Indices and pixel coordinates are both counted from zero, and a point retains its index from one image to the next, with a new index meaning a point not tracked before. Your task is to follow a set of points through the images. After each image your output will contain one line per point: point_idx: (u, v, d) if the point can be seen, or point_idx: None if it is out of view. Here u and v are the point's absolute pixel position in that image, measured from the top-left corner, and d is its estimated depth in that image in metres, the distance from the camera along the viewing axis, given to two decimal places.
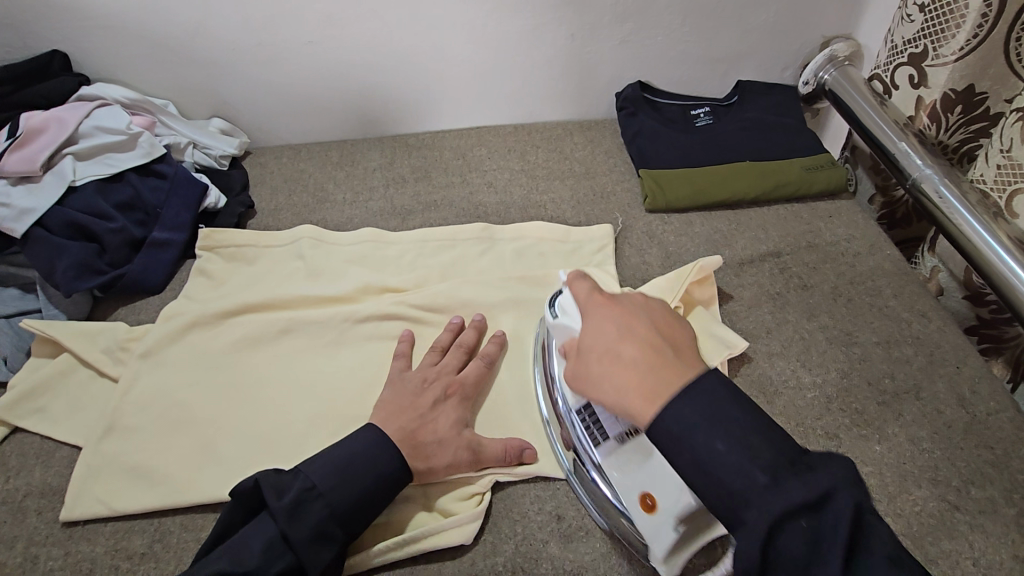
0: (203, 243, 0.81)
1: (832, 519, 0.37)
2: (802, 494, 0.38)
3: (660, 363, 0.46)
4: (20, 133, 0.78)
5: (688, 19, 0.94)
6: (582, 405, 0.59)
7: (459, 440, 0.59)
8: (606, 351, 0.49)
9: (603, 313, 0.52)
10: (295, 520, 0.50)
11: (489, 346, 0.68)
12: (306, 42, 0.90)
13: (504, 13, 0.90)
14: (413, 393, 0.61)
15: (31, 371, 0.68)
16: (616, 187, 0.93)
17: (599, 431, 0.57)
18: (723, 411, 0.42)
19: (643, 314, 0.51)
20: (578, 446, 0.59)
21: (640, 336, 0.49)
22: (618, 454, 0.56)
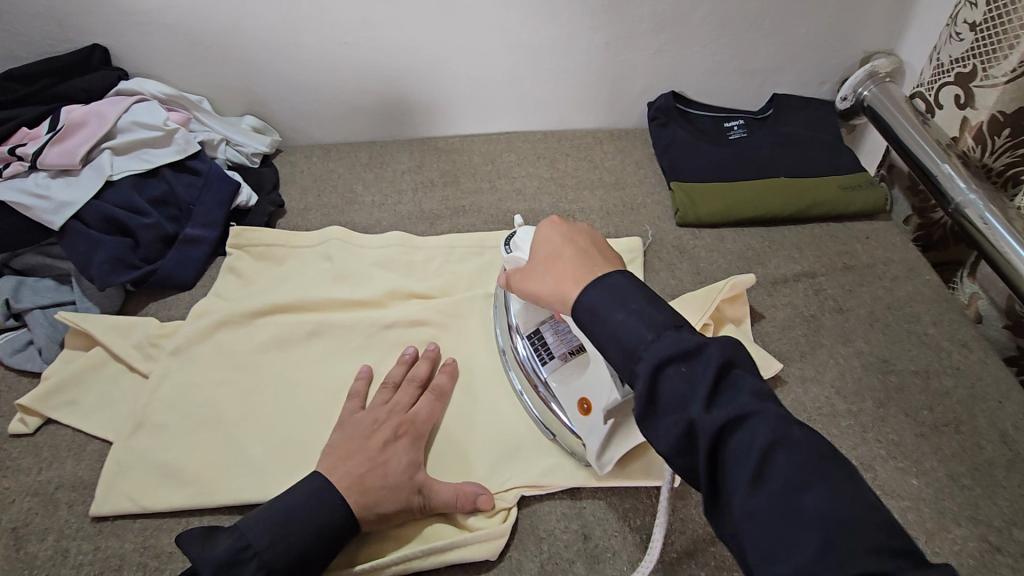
0: (234, 241, 0.82)
1: (704, 361, 0.40)
2: (683, 343, 0.41)
3: (589, 262, 0.50)
4: (61, 126, 0.79)
5: (726, 30, 0.93)
6: (533, 331, 0.65)
7: (409, 484, 0.56)
8: (546, 257, 0.53)
9: (550, 224, 0.56)
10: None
11: (441, 377, 0.66)
12: (342, 42, 0.90)
13: (540, 20, 0.89)
14: (362, 434, 0.59)
15: (64, 363, 0.69)
16: (647, 199, 0.92)
17: (546, 353, 0.64)
18: (639, 289, 0.45)
19: (583, 227, 0.55)
20: (527, 370, 0.65)
21: (579, 243, 0.53)
22: (561, 370, 0.63)
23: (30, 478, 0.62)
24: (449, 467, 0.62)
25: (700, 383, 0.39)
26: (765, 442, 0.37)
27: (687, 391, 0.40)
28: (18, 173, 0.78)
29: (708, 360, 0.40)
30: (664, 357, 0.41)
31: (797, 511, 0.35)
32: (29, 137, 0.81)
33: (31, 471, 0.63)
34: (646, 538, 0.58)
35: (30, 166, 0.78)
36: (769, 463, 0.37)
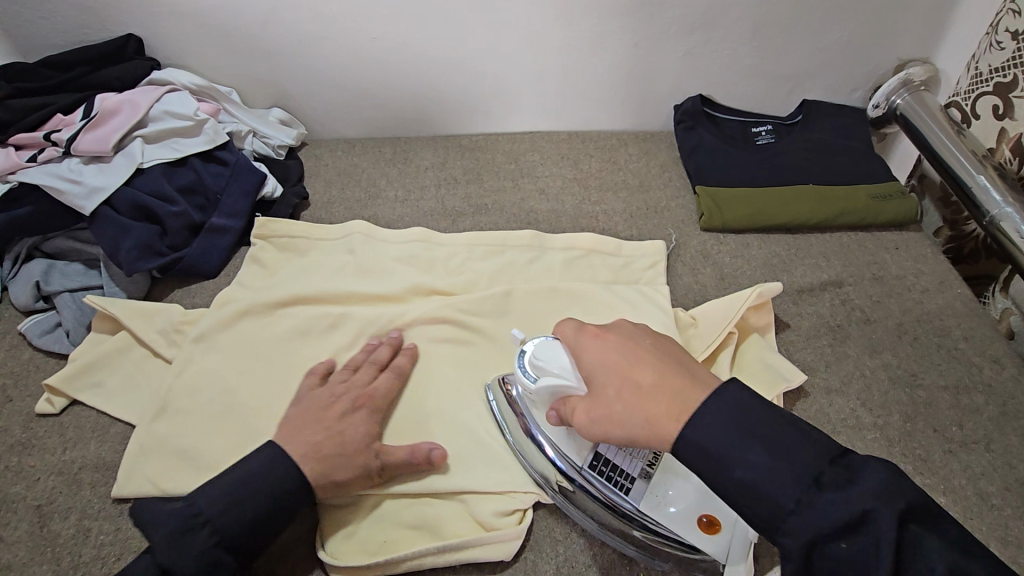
0: (259, 231, 0.82)
1: (874, 539, 0.37)
2: (841, 512, 0.38)
3: (678, 384, 0.46)
4: (95, 114, 0.81)
5: (758, 34, 0.92)
6: (593, 458, 0.57)
7: (367, 450, 0.58)
8: (617, 386, 0.49)
9: (601, 344, 0.52)
10: (177, 551, 0.50)
11: (401, 358, 0.68)
12: (371, 37, 0.90)
13: (570, 20, 0.89)
14: (320, 407, 0.61)
15: (91, 347, 0.71)
16: (671, 202, 0.91)
17: (622, 478, 0.57)
18: (747, 422, 0.42)
19: (638, 339, 0.52)
20: (606, 501, 0.56)
21: (649, 361, 0.49)
22: (651, 492, 0.56)
23: (55, 458, 0.63)
24: (469, 464, 0.61)
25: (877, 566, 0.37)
26: None
27: (866, 567, 0.37)
28: (52, 158, 0.79)
29: (879, 535, 0.37)
30: (816, 535, 0.39)
31: None
32: (63, 124, 0.83)
33: (56, 451, 0.64)
34: None
35: (64, 152, 0.80)
36: None
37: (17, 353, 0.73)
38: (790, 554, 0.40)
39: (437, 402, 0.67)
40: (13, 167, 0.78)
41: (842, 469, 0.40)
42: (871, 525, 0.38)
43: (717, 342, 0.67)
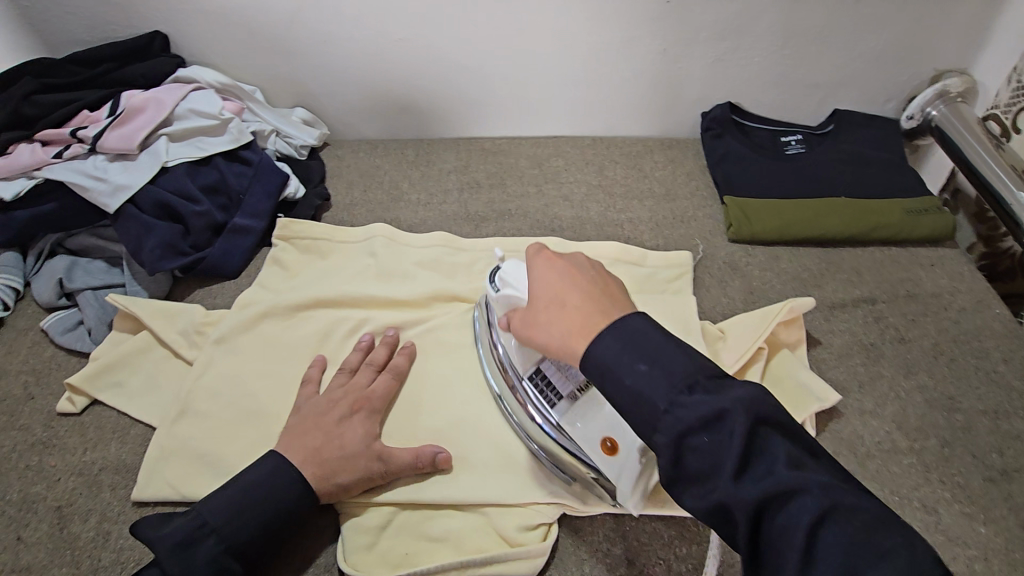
0: (280, 232, 0.82)
1: (727, 433, 0.37)
2: (703, 410, 0.38)
3: (599, 308, 0.46)
4: (121, 111, 0.81)
5: (790, 41, 0.89)
6: (533, 371, 0.60)
7: (367, 452, 0.58)
8: (548, 301, 0.49)
9: (543, 261, 0.52)
10: (184, 565, 0.49)
11: (398, 358, 0.67)
12: (397, 38, 0.90)
13: (599, 23, 0.87)
14: (318, 413, 0.60)
15: (113, 346, 0.70)
16: (697, 212, 0.90)
17: (552, 394, 0.59)
18: (652, 345, 0.42)
19: (585, 265, 0.51)
20: (532, 411, 0.60)
21: (582, 284, 0.48)
22: (573, 410, 0.58)
23: (75, 458, 0.63)
24: (492, 474, 0.60)
25: (727, 457, 0.37)
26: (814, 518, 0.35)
27: (717, 463, 0.37)
28: (77, 155, 0.79)
29: (731, 430, 0.37)
30: (685, 428, 0.38)
31: None
32: (89, 120, 0.83)
33: (77, 452, 0.63)
34: (691, 568, 0.56)
35: (89, 149, 0.79)
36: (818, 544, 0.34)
37: (39, 350, 0.72)
38: (660, 451, 0.39)
39: (460, 411, 0.65)
40: (39, 163, 0.78)
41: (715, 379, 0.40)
42: (727, 421, 0.37)
43: (747, 357, 0.65)
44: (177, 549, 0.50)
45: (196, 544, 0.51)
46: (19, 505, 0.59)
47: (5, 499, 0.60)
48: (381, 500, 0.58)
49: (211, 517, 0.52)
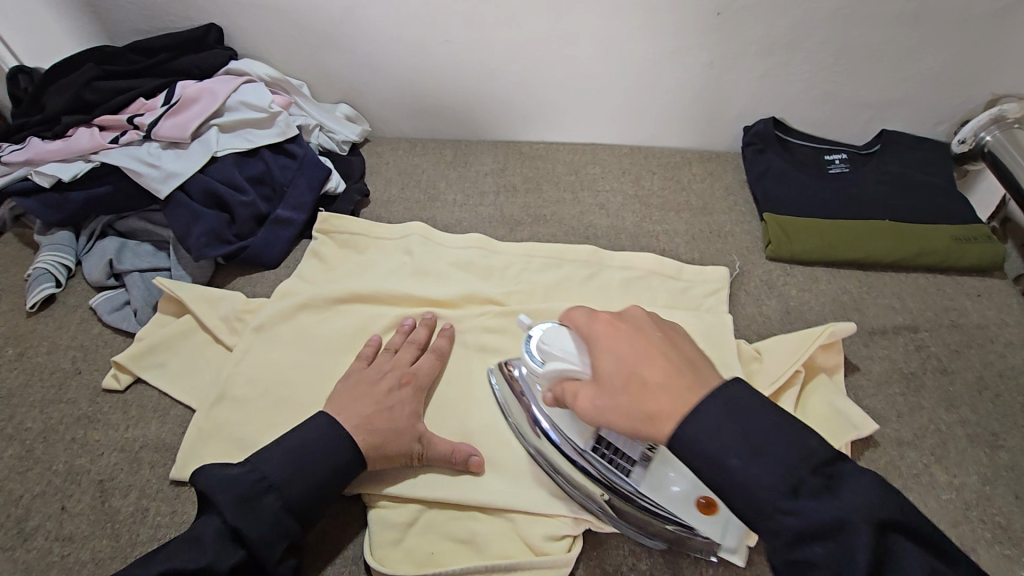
0: (321, 226, 0.83)
1: (848, 546, 0.37)
2: (819, 518, 0.38)
3: (686, 386, 0.44)
4: (177, 100, 0.83)
5: (842, 59, 0.88)
6: (595, 441, 0.57)
7: (411, 432, 0.60)
8: (624, 376, 0.47)
9: (609, 335, 0.50)
10: (251, 518, 0.50)
11: (439, 339, 0.70)
12: (443, 41, 0.90)
13: (646, 33, 0.86)
14: (369, 382, 0.63)
15: (157, 327, 0.73)
16: (735, 227, 0.89)
17: (622, 460, 0.57)
18: (746, 411, 0.42)
19: (648, 330, 0.50)
20: (604, 482, 0.56)
21: (658, 357, 0.47)
22: (651, 477, 0.56)
23: (118, 434, 0.65)
24: (520, 480, 0.60)
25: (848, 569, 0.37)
26: None
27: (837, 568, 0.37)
28: (133, 141, 0.82)
29: (851, 543, 0.37)
30: (797, 534, 0.38)
31: None
32: (144, 108, 0.85)
33: (120, 428, 0.66)
34: None
35: (144, 136, 0.82)
36: None
37: (87, 327, 0.75)
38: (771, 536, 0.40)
39: (489, 415, 0.66)
40: (97, 147, 0.81)
41: (826, 477, 0.39)
42: (847, 534, 0.37)
43: (781, 381, 0.65)
44: (240, 503, 0.50)
45: (256, 498, 0.51)
46: (65, 476, 0.62)
47: (51, 469, 0.62)
48: (411, 498, 0.59)
49: (271, 473, 0.53)
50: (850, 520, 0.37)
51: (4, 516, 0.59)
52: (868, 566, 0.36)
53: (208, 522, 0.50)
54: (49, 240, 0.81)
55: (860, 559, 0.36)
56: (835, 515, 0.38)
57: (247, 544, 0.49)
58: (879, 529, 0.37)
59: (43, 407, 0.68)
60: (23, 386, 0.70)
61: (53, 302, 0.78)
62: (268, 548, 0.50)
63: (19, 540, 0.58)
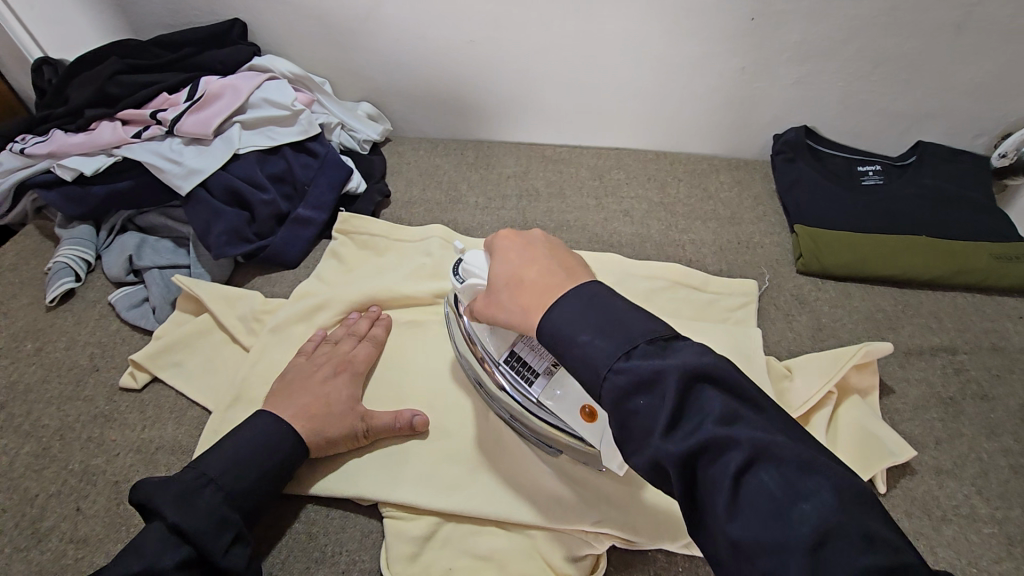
0: (341, 226, 0.82)
1: (662, 394, 0.35)
2: (637, 374, 0.36)
3: (555, 284, 0.44)
4: (199, 95, 0.83)
5: (879, 68, 0.85)
6: (508, 353, 0.59)
7: (351, 414, 0.60)
8: (508, 277, 0.48)
9: (506, 246, 0.51)
10: (188, 509, 0.48)
11: (376, 329, 0.70)
12: (468, 41, 0.89)
13: (677, 37, 0.84)
14: (305, 371, 0.63)
15: (175, 325, 0.72)
16: (764, 238, 0.86)
17: (528, 372, 0.57)
18: (602, 302, 0.41)
19: (543, 242, 0.50)
20: (511, 391, 0.58)
21: (541, 261, 0.47)
22: (550, 385, 0.56)
23: (135, 435, 0.64)
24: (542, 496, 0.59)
25: (659, 415, 0.35)
26: (742, 465, 0.32)
27: (651, 420, 0.35)
28: (155, 136, 0.82)
29: (663, 392, 0.35)
30: (621, 395, 0.36)
31: (784, 529, 0.30)
32: (168, 103, 0.85)
33: (136, 428, 0.65)
34: None
35: (167, 131, 0.81)
36: (744, 489, 0.32)
37: (106, 324, 0.75)
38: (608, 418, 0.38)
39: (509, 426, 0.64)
40: (119, 141, 0.80)
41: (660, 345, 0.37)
42: (659, 383, 0.35)
43: (812, 402, 0.63)
44: (179, 498, 0.48)
45: (196, 494, 0.50)
46: (80, 476, 0.61)
47: (67, 468, 0.62)
48: (430, 511, 0.58)
49: (210, 470, 0.52)
50: (662, 371, 0.36)
51: (18, 515, 0.59)
52: (672, 410, 0.35)
53: (151, 527, 0.47)
54: (69, 234, 0.80)
55: (665, 406, 0.35)
56: (655, 370, 0.36)
57: (188, 535, 0.47)
58: (690, 375, 0.35)
59: (60, 404, 0.67)
60: (40, 382, 0.69)
61: (73, 297, 0.78)
62: (212, 539, 0.48)
63: (33, 541, 0.57)
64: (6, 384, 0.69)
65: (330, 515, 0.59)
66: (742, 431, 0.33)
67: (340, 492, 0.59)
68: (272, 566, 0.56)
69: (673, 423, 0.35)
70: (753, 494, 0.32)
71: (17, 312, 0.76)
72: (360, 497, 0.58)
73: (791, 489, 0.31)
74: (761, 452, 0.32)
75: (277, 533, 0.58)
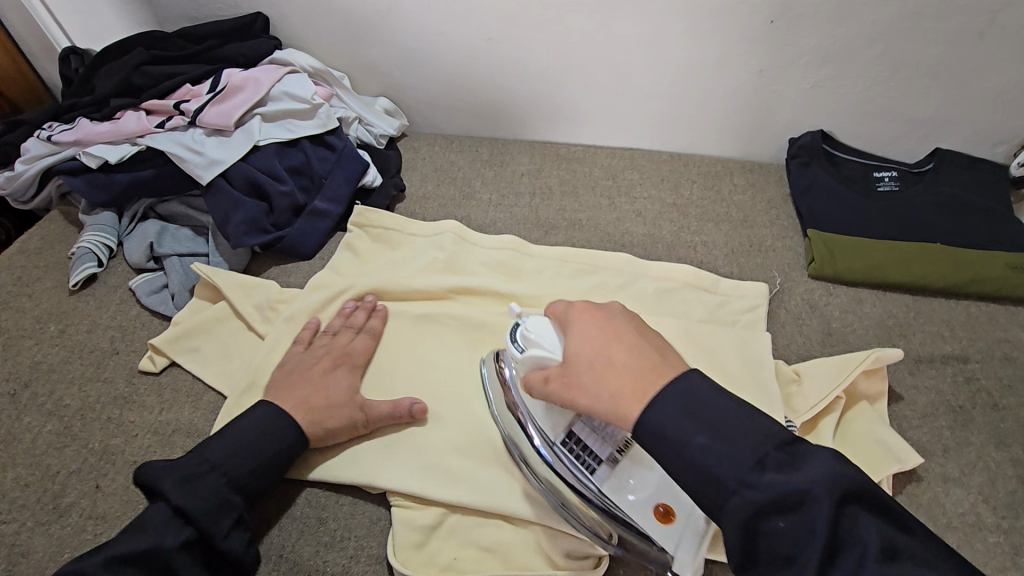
0: (356, 219, 0.84)
1: (811, 521, 0.36)
2: (777, 493, 0.36)
3: (652, 371, 0.43)
4: (222, 88, 0.84)
5: (898, 73, 0.84)
6: (565, 435, 0.56)
7: (349, 404, 0.62)
8: (593, 357, 0.46)
9: (582, 320, 0.50)
10: (193, 494, 0.50)
11: (373, 321, 0.72)
12: (486, 38, 0.89)
13: (695, 39, 0.84)
14: (304, 366, 0.65)
15: (194, 312, 0.74)
16: (777, 242, 0.86)
17: (590, 458, 0.55)
18: (704, 398, 0.41)
19: (622, 318, 0.49)
20: (568, 477, 0.55)
21: (627, 341, 0.46)
22: (617, 477, 0.54)
23: (153, 417, 0.66)
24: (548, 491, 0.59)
25: (809, 546, 0.35)
26: None
27: (800, 546, 0.36)
28: (178, 126, 0.83)
29: (812, 519, 0.36)
30: (755, 509, 0.37)
31: None
32: (190, 94, 0.86)
33: (154, 410, 0.67)
34: None
35: (190, 122, 0.83)
36: None
37: (127, 308, 0.77)
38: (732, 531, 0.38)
39: None
40: (143, 131, 0.82)
41: (788, 453, 0.38)
42: (809, 509, 0.36)
43: (820, 405, 0.64)
44: (182, 482, 0.50)
45: (199, 478, 0.51)
46: (100, 456, 0.63)
47: (87, 447, 0.64)
48: (437, 501, 0.59)
49: (212, 456, 0.54)
50: (810, 495, 0.36)
51: (41, 491, 0.61)
52: (824, 541, 0.35)
53: (156, 507, 0.50)
54: (93, 221, 0.82)
55: (819, 538, 0.35)
56: (796, 488, 0.36)
57: (190, 518, 0.49)
58: (843, 502, 0.36)
59: (82, 385, 0.69)
60: (63, 363, 0.71)
61: (95, 282, 0.80)
62: (213, 522, 0.50)
63: (54, 516, 0.59)
64: (30, 364, 0.71)
65: (340, 501, 0.61)
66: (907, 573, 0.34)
67: (347, 478, 0.60)
68: (282, 549, 0.58)
69: (829, 557, 0.35)
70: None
71: (42, 295, 0.78)
72: (369, 485, 0.59)
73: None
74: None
75: (287, 517, 0.59)
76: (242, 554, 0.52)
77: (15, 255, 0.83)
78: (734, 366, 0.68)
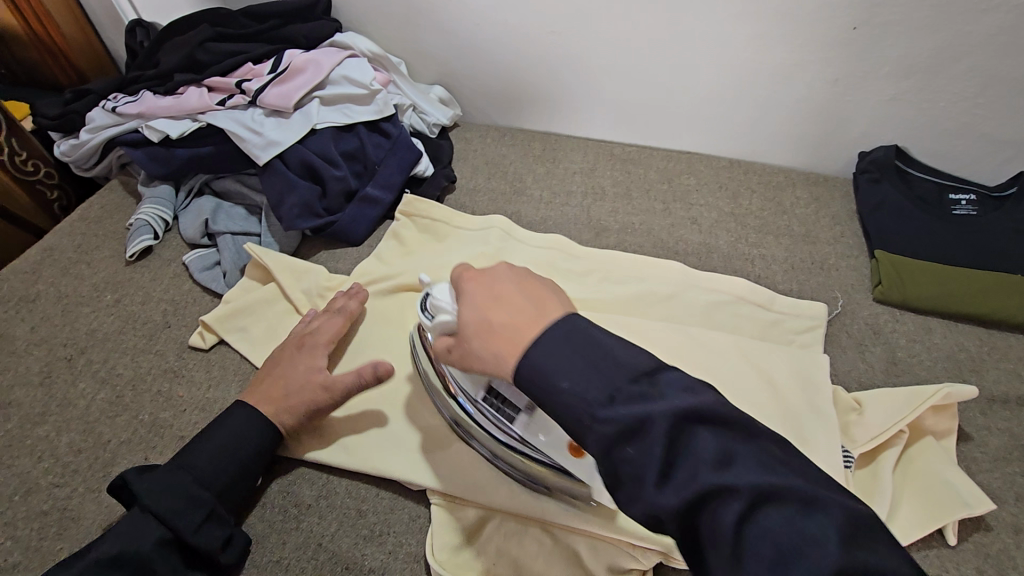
0: (407, 208, 0.83)
1: (647, 441, 0.36)
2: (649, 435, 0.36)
3: (527, 323, 0.42)
4: (283, 69, 0.84)
5: (987, 90, 0.78)
6: (485, 391, 0.56)
7: (310, 383, 0.61)
8: (477, 321, 0.45)
9: (468, 287, 0.48)
10: (158, 498, 0.51)
11: (340, 299, 0.70)
12: (549, 30, 0.87)
13: (767, 41, 0.80)
14: (273, 358, 0.64)
15: (244, 292, 0.75)
16: (840, 260, 0.82)
17: (509, 409, 0.55)
18: (580, 342, 0.40)
19: (511, 278, 0.47)
20: (491, 428, 0.57)
21: (513, 301, 0.44)
22: (533, 422, 0.55)
23: (200, 393, 0.67)
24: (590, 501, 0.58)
25: (649, 466, 0.36)
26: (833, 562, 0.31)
27: (643, 468, 0.36)
28: (238, 105, 0.83)
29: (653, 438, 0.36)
30: (610, 442, 0.37)
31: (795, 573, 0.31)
32: (251, 73, 0.87)
33: (202, 386, 0.68)
34: None
35: (249, 102, 0.83)
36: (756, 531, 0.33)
37: (180, 282, 0.78)
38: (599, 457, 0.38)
39: None
40: (204, 108, 0.82)
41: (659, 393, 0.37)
42: (650, 428, 0.36)
43: (879, 438, 0.61)
44: (149, 490, 0.52)
45: (167, 482, 0.53)
46: (149, 428, 0.64)
47: (138, 418, 0.65)
48: (476, 504, 0.58)
49: (185, 461, 0.55)
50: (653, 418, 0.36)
51: (92, 457, 0.62)
52: (661, 460, 0.35)
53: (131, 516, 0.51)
54: (151, 193, 0.84)
55: (656, 453, 0.35)
56: (640, 415, 0.36)
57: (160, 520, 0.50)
58: None
59: (134, 355, 0.70)
60: (117, 333, 0.73)
61: (150, 254, 0.81)
62: (181, 520, 0.51)
63: (104, 484, 0.60)
64: (86, 332, 0.73)
65: (380, 493, 0.61)
66: (737, 477, 0.34)
67: (389, 472, 0.60)
68: (321, 536, 0.58)
69: (664, 475, 0.35)
70: (756, 534, 0.33)
71: (100, 263, 0.80)
72: (409, 480, 0.59)
73: (797, 531, 0.32)
74: (758, 491, 0.34)
75: (326, 505, 0.60)
76: (218, 551, 0.52)
77: (76, 222, 0.85)
78: (790, 390, 0.65)
